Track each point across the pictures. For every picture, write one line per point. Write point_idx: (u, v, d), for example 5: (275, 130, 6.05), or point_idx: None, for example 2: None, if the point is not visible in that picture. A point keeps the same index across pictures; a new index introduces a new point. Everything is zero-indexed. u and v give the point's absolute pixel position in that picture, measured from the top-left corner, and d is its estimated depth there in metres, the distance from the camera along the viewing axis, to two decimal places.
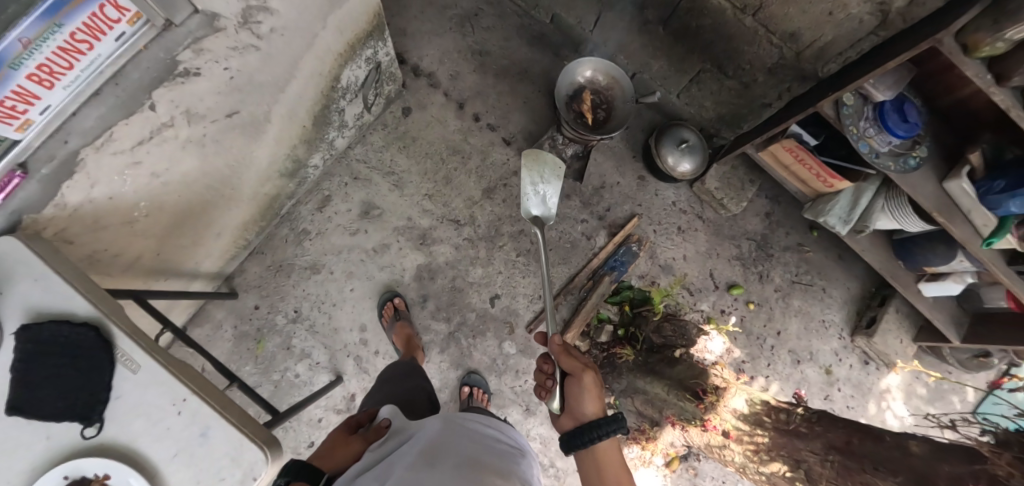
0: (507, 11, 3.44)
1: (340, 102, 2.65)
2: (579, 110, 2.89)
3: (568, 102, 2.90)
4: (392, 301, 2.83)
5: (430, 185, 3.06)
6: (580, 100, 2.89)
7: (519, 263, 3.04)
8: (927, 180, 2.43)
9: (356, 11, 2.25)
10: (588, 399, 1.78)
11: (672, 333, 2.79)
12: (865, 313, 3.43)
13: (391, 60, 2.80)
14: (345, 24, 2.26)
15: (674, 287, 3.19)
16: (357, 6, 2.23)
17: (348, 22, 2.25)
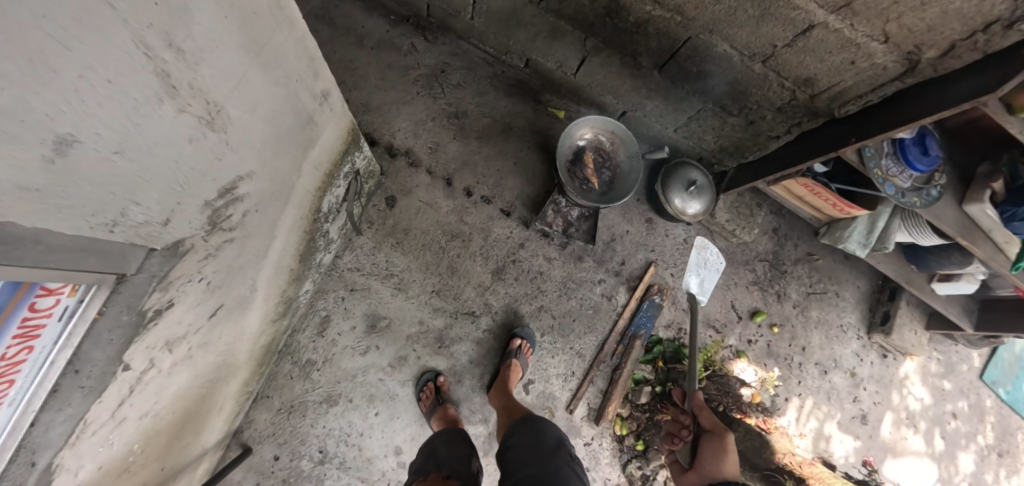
0: (476, 61, 3.09)
1: (324, 227, 2.30)
2: (583, 175, 2.66)
3: (571, 167, 2.63)
4: (436, 381, 2.66)
5: (436, 280, 2.80)
6: (583, 164, 2.66)
7: (546, 342, 2.87)
8: (949, 206, 2.39)
9: (330, 142, 1.89)
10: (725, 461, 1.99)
11: (717, 391, 3.06)
12: (877, 308, 3.51)
13: (370, 160, 2.44)
14: (321, 158, 1.90)
15: (715, 348, 3.12)
16: (330, 136, 1.87)
17: (324, 157, 1.90)
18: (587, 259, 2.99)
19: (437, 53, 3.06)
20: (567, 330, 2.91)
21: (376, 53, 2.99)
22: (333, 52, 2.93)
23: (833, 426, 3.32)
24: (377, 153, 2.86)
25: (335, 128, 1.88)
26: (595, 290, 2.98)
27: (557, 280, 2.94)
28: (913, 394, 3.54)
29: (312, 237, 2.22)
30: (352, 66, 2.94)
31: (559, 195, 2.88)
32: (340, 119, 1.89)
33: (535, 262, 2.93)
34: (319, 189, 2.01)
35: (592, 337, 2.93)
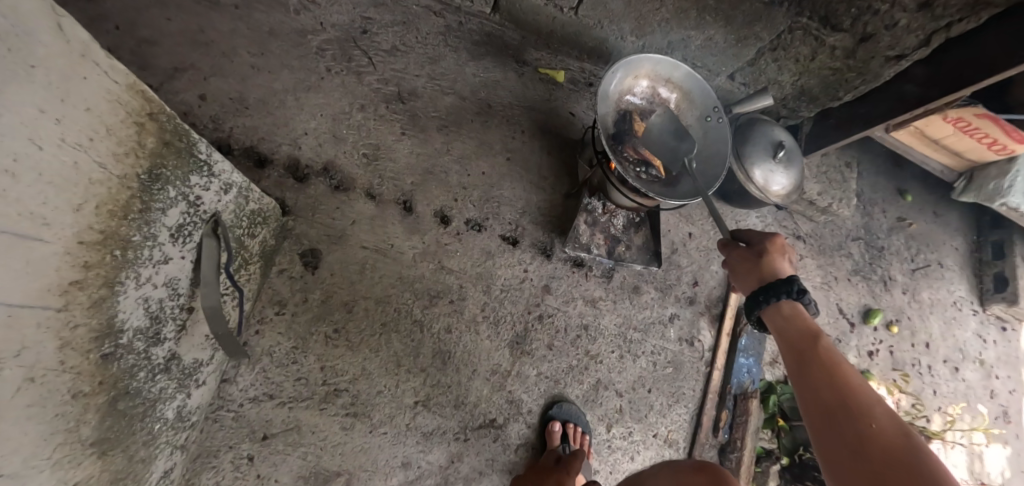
0: (415, 12, 1.92)
1: (161, 355, 1.02)
2: (638, 154, 1.58)
3: (615, 149, 1.56)
4: None
5: (419, 381, 1.59)
6: (633, 136, 1.60)
7: (618, 438, 1.75)
8: None
9: (75, 154, 0.66)
10: (740, 277, 1.23)
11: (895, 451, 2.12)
12: (984, 270, 2.67)
13: (247, 188, 1.21)
14: (70, 200, 0.66)
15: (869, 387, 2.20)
16: (72, 128, 0.64)
17: (69, 201, 0.66)
18: (647, 288, 1.92)
19: (348, 4, 1.85)
20: (644, 409, 1.81)
21: (245, 13, 1.74)
22: (164, 17, 1.64)
23: (980, 438, 2.36)
24: (274, 179, 1.61)
25: (75, 111, 0.65)
26: (669, 335, 1.91)
27: (611, 332, 1.84)
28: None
29: (126, 393, 0.93)
30: (204, 38, 1.67)
31: (594, 198, 1.80)
32: (85, 79, 0.66)
33: (574, 312, 1.81)
34: (97, 289, 0.76)
35: (681, 410, 1.86)
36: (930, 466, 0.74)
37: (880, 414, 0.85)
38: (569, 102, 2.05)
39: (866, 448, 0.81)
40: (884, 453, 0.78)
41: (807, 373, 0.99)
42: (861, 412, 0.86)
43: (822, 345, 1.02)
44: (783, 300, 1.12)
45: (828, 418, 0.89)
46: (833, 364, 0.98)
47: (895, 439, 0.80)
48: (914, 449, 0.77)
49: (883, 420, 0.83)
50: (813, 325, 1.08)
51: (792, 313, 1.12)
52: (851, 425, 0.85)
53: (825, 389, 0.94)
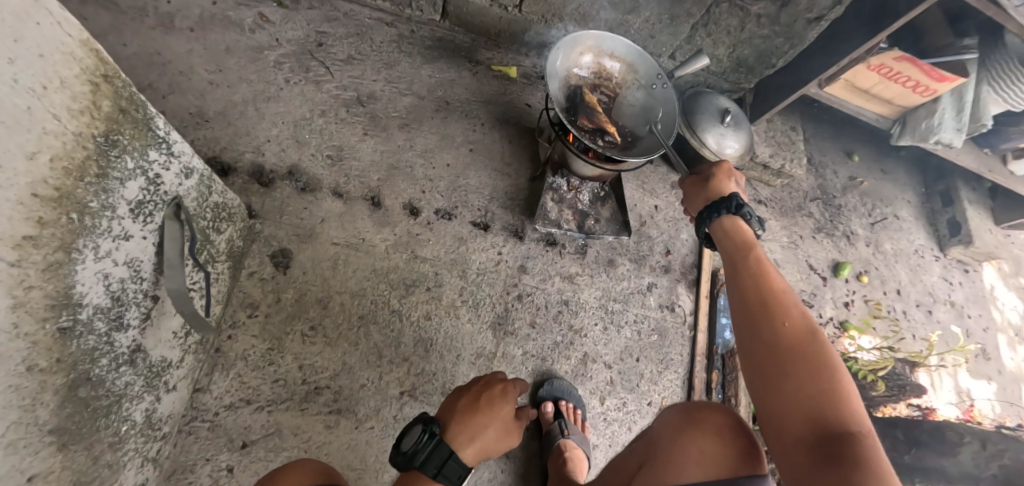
0: (367, 24, 2.02)
1: (124, 344, 1.00)
2: (595, 124, 1.67)
3: (571, 118, 1.63)
4: None
5: (403, 371, 1.55)
6: (587, 107, 1.69)
7: (612, 410, 1.73)
8: None
9: (30, 99, 0.66)
10: (692, 200, 1.29)
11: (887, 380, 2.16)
12: (938, 218, 2.80)
13: (209, 178, 1.24)
14: (20, 143, 0.65)
15: (852, 336, 2.22)
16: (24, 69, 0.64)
17: (22, 145, 0.66)
18: (622, 260, 1.95)
19: (302, 21, 1.95)
20: (634, 378, 1.79)
21: (201, 35, 1.80)
22: (120, 44, 1.70)
23: (966, 374, 2.35)
24: (238, 185, 1.61)
25: (29, 54, 0.65)
26: (649, 303, 1.92)
27: (592, 305, 1.84)
28: (1007, 304, 2.71)
29: (87, 380, 0.89)
30: (162, 59, 1.72)
31: (558, 176, 1.88)
32: (38, 23, 0.66)
33: (553, 289, 1.82)
34: (53, 252, 0.75)
35: (672, 376, 1.85)
36: (832, 367, 0.84)
37: (799, 319, 0.92)
38: (523, 94, 2.14)
39: (782, 345, 0.88)
40: (798, 352, 0.86)
41: (740, 281, 1.03)
42: (782, 314, 0.93)
43: (758, 257, 1.07)
44: (728, 215, 1.17)
45: (754, 319, 0.95)
46: (764, 273, 1.02)
47: (810, 342, 0.87)
48: (819, 341, 0.88)
49: (802, 324, 0.91)
50: (749, 239, 1.13)
51: (734, 228, 1.16)
52: (774, 325, 0.91)
53: (757, 294, 0.98)
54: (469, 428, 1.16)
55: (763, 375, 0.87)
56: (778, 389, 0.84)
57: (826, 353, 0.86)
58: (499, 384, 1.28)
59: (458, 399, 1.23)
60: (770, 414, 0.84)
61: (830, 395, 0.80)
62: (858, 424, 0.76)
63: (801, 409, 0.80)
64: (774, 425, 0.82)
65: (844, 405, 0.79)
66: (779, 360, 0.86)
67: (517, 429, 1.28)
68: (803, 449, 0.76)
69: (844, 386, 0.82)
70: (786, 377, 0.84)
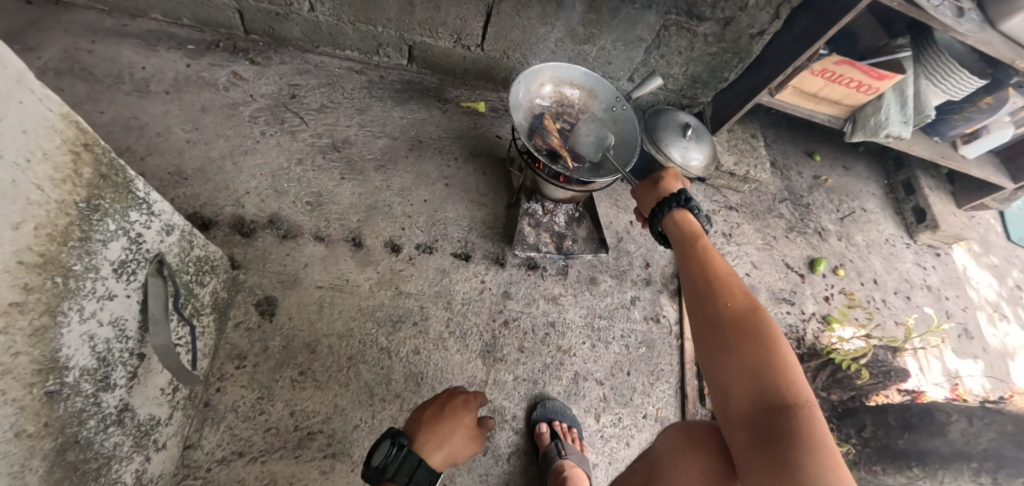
0: (337, 73, 2.12)
1: (112, 404, 1.04)
2: (558, 148, 1.75)
3: (528, 140, 1.69)
4: None
5: (396, 408, 1.55)
6: (549, 134, 1.78)
7: (609, 427, 1.74)
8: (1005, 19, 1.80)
9: (14, 173, 0.70)
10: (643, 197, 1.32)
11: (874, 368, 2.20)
12: (903, 207, 2.92)
13: (190, 233, 1.27)
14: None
15: (836, 329, 2.27)
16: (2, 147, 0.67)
17: (7, 217, 0.70)
18: (603, 276, 2.00)
19: (275, 76, 2.04)
20: (627, 392, 1.81)
21: (176, 96, 1.87)
22: (97, 111, 1.75)
23: (951, 355, 2.40)
24: (220, 238, 1.64)
25: (13, 131, 0.69)
26: (634, 316, 1.96)
27: (578, 324, 1.87)
28: (981, 282, 2.80)
29: (75, 443, 0.93)
30: (138, 123, 1.77)
31: (532, 202, 1.95)
32: (20, 102, 0.70)
33: (538, 312, 1.85)
34: (39, 316, 0.79)
35: (664, 386, 1.86)
36: (774, 343, 0.87)
37: (744, 300, 0.95)
38: (493, 127, 2.23)
39: (727, 328, 0.91)
40: (743, 332, 0.89)
41: (689, 269, 1.06)
42: (728, 296, 0.96)
43: (705, 245, 1.10)
44: (677, 209, 1.21)
45: (702, 304, 0.98)
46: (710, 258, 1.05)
47: (754, 321, 0.91)
48: (762, 322, 0.91)
49: (746, 304, 0.94)
50: (696, 227, 1.17)
51: (682, 218, 1.19)
52: (721, 309, 0.94)
53: (704, 279, 1.01)
54: (436, 434, 1.30)
55: (712, 359, 0.91)
56: (725, 371, 0.88)
57: (768, 333, 0.89)
58: (462, 394, 1.44)
59: (424, 410, 1.37)
60: (719, 395, 0.89)
61: (773, 372, 0.84)
62: (798, 397, 0.81)
63: (746, 389, 0.84)
64: (725, 405, 0.87)
65: (787, 381, 0.83)
66: (725, 343, 0.90)
67: (482, 435, 1.43)
68: (748, 427, 0.82)
69: (787, 364, 0.86)
70: (732, 359, 0.88)
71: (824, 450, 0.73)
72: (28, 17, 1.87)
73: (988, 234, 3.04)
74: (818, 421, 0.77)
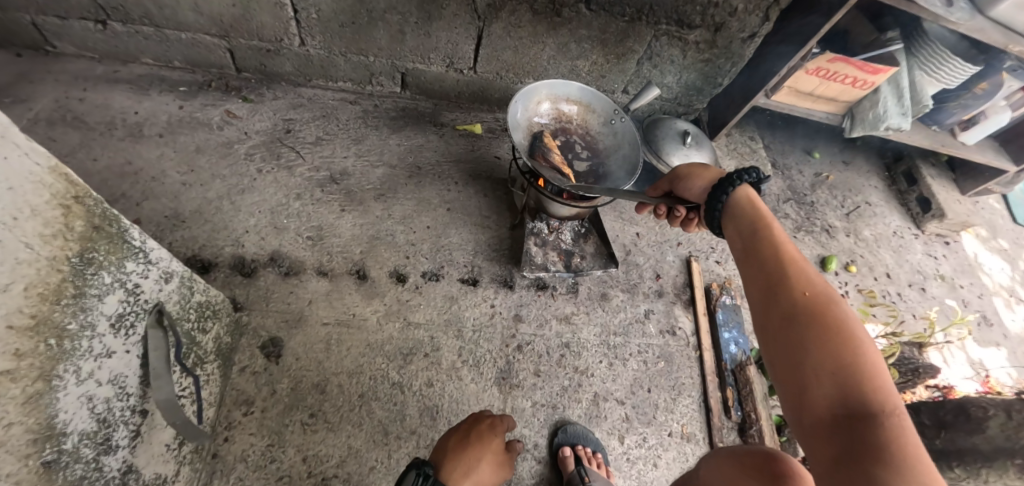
0: (332, 105, 2.12)
1: (114, 467, 0.98)
2: (556, 162, 1.67)
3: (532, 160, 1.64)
4: None
5: (412, 446, 1.48)
6: (546, 148, 1.70)
7: (634, 448, 1.66)
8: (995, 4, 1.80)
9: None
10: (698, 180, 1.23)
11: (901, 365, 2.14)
12: (907, 198, 2.89)
13: (190, 279, 1.22)
14: None
15: None
16: None
17: None
18: (614, 291, 1.96)
19: (269, 112, 2.02)
20: (650, 410, 1.74)
21: (170, 139, 1.85)
22: (90, 158, 1.73)
23: (974, 345, 2.34)
24: (221, 280, 1.60)
25: None
26: (650, 330, 1.91)
27: (593, 343, 1.81)
28: (994, 268, 2.75)
29: None
30: (132, 168, 1.74)
31: (537, 221, 1.92)
32: (3, 157, 0.66)
33: (551, 333, 1.80)
34: (32, 382, 0.74)
35: (687, 401, 1.80)
36: (858, 343, 0.76)
37: (819, 290, 0.84)
38: (491, 148, 2.21)
39: (801, 320, 0.80)
40: (821, 326, 0.78)
41: (758, 252, 0.94)
42: (801, 286, 0.85)
43: (770, 227, 0.97)
44: (738, 187, 1.07)
45: (770, 291, 0.87)
46: (775, 241, 0.94)
47: (833, 315, 0.80)
48: (843, 317, 0.80)
49: (823, 296, 0.83)
50: (761, 208, 1.04)
51: (745, 199, 1.06)
52: (792, 298, 0.84)
53: (770, 265, 0.90)
54: (463, 462, 1.25)
55: (782, 355, 0.81)
56: (799, 369, 0.77)
57: (848, 329, 0.78)
58: (487, 419, 1.40)
59: (448, 439, 1.33)
60: (790, 392, 0.78)
61: (856, 374, 0.73)
62: (885, 402, 0.70)
63: (825, 387, 0.74)
64: (796, 407, 0.77)
65: (872, 384, 0.72)
66: (798, 338, 0.79)
67: (509, 460, 1.39)
68: (827, 433, 0.71)
69: (872, 364, 0.75)
70: (807, 354, 0.77)
71: (917, 469, 0.62)
72: (18, 70, 1.87)
73: (996, 219, 3.00)
74: (908, 434, 0.66)
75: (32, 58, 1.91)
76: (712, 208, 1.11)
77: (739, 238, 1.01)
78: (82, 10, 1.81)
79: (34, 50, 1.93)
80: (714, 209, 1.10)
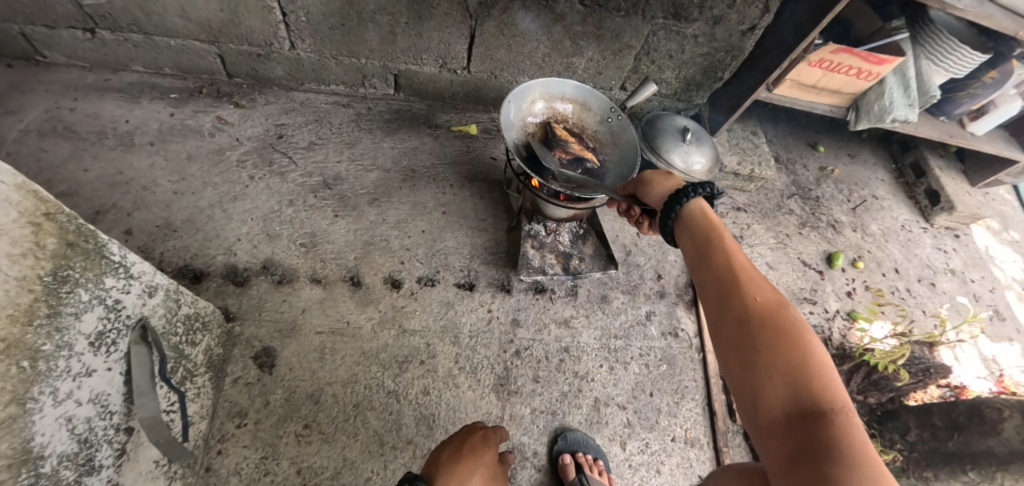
0: (324, 108, 2.09)
1: None
2: (569, 153, 1.64)
3: (546, 156, 1.62)
4: None
5: (409, 455, 1.45)
6: (558, 138, 1.67)
7: (636, 454, 1.62)
8: None
9: None
10: (657, 186, 1.19)
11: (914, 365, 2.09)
12: (915, 191, 2.82)
13: (176, 292, 1.20)
14: None
15: (865, 326, 2.16)
16: None
17: None
18: (614, 293, 1.92)
19: (261, 117, 2.00)
20: (652, 414, 1.70)
21: (161, 147, 1.83)
22: (81, 169, 1.71)
23: (987, 341, 2.28)
24: (213, 289, 1.58)
25: None
26: (651, 332, 1.87)
27: (594, 347, 1.78)
28: (1005, 261, 2.68)
29: None
30: (123, 178, 1.73)
31: (534, 223, 1.88)
32: None
33: (551, 337, 1.76)
34: (3, 407, 0.71)
35: (691, 405, 1.75)
36: (808, 343, 0.72)
37: (768, 289, 0.80)
38: (487, 148, 2.17)
39: (752, 322, 0.75)
40: (770, 325, 0.74)
41: (710, 258, 0.88)
42: (751, 289, 0.80)
43: (719, 230, 0.93)
44: (693, 200, 1.02)
45: (722, 297, 0.82)
46: (725, 244, 0.90)
47: (784, 317, 0.75)
48: (792, 317, 0.75)
49: (773, 298, 0.78)
50: (714, 214, 0.99)
51: (699, 211, 1.01)
52: (742, 299, 0.79)
53: (721, 269, 0.85)
54: (456, 475, 1.22)
55: (734, 358, 0.76)
56: (752, 373, 0.72)
57: (798, 330, 0.73)
58: (480, 431, 1.38)
59: (441, 451, 1.30)
60: (746, 398, 0.72)
61: (808, 375, 0.68)
62: (836, 401, 0.66)
63: (778, 391, 0.68)
64: (751, 413, 0.71)
65: (823, 384, 0.67)
66: (748, 338, 0.74)
67: (503, 472, 1.36)
68: (781, 439, 0.66)
69: (821, 364, 0.70)
70: (759, 357, 0.72)
71: (865, 461, 0.58)
72: (9, 80, 1.85)
73: (1007, 211, 2.92)
74: (857, 428, 0.62)
75: (22, 68, 1.90)
76: (667, 216, 1.04)
77: (690, 242, 0.96)
78: (69, 18, 1.79)
79: (25, 60, 1.92)
80: (667, 219, 1.04)
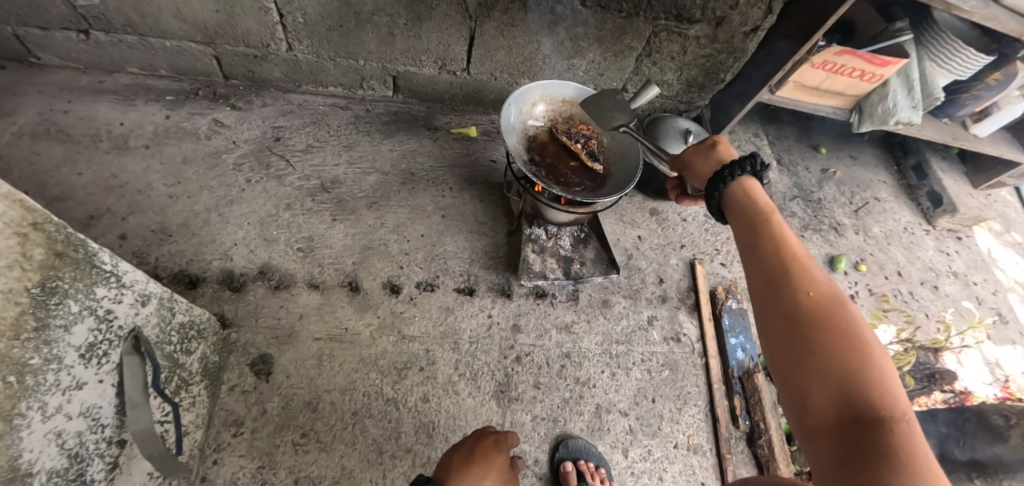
0: (322, 111, 2.06)
1: None
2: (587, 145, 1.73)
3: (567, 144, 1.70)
4: None
5: (407, 464, 1.43)
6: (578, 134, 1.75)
7: (638, 462, 1.60)
8: None
9: None
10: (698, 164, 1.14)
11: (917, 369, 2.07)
12: (917, 193, 2.80)
13: (170, 300, 1.18)
14: None
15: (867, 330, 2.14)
16: None
17: None
18: (615, 297, 1.90)
19: (258, 119, 1.98)
20: (654, 421, 1.68)
21: (156, 150, 1.80)
22: (75, 173, 1.68)
23: (990, 345, 2.26)
24: (209, 295, 1.55)
25: None
26: (653, 338, 1.84)
27: (595, 353, 1.76)
28: (1009, 263, 2.66)
29: None
30: (118, 181, 1.70)
31: (535, 226, 1.86)
32: None
33: (551, 343, 1.74)
34: None
35: (693, 411, 1.73)
36: (864, 344, 0.69)
37: (822, 284, 0.76)
38: (487, 151, 2.15)
39: (804, 320, 0.73)
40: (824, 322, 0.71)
41: (759, 249, 0.85)
42: (804, 284, 0.77)
43: (768, 217, 0.90)
44: (739, 179, 0.98)
45: (771, 290, 0.79)
46: (776, 234, 0.86)
47: (838, 315, 0.72)
48: (847, 316, 0.72)
49: (827, 295, 0.75)
50: (764, 200, 0.95)
51: (746, 193, 0.97)
52: (793, 293, 0.76)
53: (771, 261, 0.82)
54: (467, 480, 1.19)
55: (783, 354, 0.74)
56: (802, 372, 0.70)
57: (852, 329, 0.71)
58: (492, 436, 1.35)
59: (453, 455, 1.29)
60: (793, 397, 0.70)
61: (863, 378, 0.65)
62: (894, 408, 0.63)
63: (829, 393, 0.66)
64: (799, 412, 0.69)
65: (881, 388, 0.64)
66: (798, 335, 0.72)
67: (515, 477, 1.33)
68: (832, 442, 0.64)
69: (879, 366, 0.67)
70: (810, 356, 0.70)
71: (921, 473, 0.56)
72: (3, 82, 1.83)
73: (1009, 212, 2.91)
74: (916, 437, 0.60)
75: (16, 70, 1.87)
76: (711, 197, 1.02)
77: (737, 229, 0.93)
78: (63, 19, 1.76)
79: (18, 62, 1.89)
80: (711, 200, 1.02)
